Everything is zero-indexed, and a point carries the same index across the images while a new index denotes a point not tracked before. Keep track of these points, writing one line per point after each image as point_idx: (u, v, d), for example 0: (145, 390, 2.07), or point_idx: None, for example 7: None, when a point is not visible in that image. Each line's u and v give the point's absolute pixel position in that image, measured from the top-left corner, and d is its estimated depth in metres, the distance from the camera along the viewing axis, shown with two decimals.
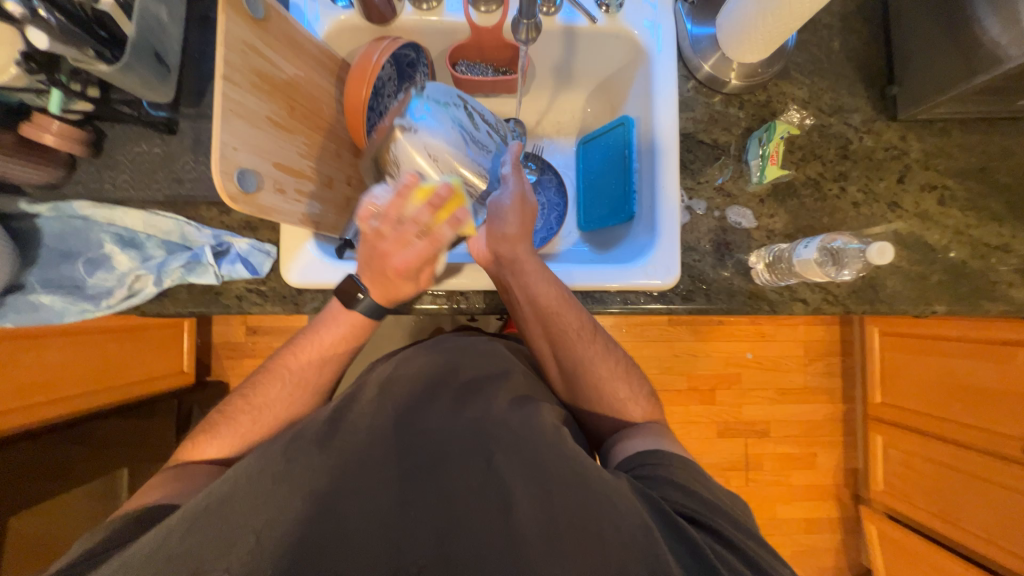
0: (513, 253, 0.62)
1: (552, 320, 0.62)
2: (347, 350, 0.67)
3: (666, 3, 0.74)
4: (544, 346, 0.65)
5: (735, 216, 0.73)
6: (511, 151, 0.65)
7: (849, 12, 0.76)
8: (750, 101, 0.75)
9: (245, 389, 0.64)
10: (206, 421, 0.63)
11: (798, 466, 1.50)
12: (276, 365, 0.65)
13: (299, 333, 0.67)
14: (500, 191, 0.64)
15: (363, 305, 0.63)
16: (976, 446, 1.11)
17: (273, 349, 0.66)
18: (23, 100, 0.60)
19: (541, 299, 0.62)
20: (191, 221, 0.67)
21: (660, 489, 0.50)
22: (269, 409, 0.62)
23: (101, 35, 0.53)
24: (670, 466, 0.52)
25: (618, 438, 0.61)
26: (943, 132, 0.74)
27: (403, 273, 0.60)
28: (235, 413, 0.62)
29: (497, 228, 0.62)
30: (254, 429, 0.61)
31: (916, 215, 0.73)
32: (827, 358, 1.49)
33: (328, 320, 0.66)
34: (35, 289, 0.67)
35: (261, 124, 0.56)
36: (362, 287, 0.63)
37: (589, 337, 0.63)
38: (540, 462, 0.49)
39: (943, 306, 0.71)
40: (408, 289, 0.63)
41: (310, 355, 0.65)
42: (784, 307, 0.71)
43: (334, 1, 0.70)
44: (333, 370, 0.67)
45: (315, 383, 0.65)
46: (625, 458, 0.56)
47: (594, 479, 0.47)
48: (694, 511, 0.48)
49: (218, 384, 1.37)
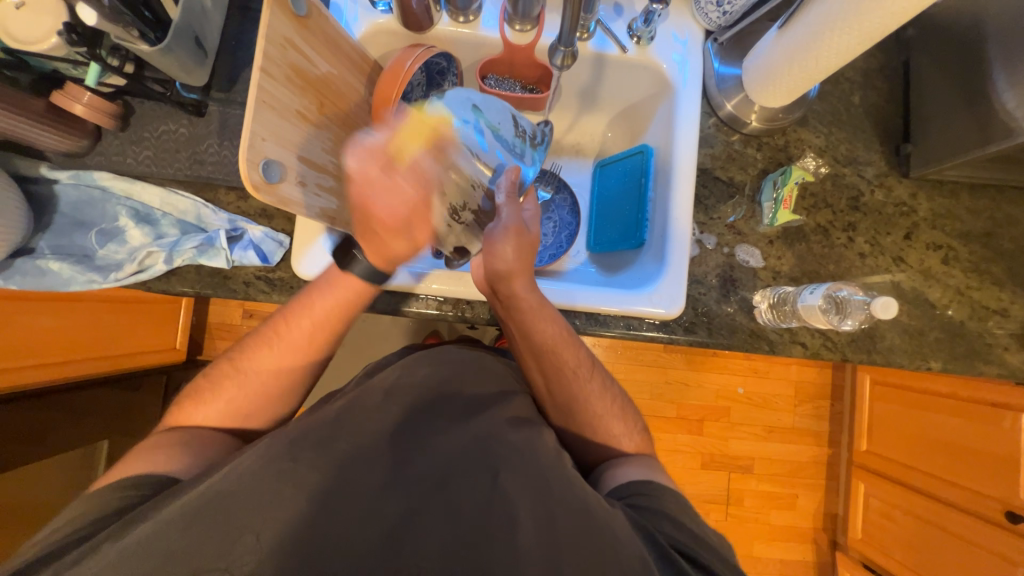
0: (511, 291, 0.62)
1: (547, 357, 0.63)
2: (336, 320, 0.65)
3: (695, 41, 0.76)
4: (536, 376, 0.66)
5: (743, 254, 0.74)
6: (508, 175, 0.62)
7: (871, 68, 0.78)
8: (768, 144, 0.77)
9: (235, 354, 0.64)
10: (193, 385, 0.64)
11: (779, 505, 1.50)
12: (266, 332, 0.64)
13: (291, 300, 0.65)
14: (494, 222, 0.62)
15: (358, 266, 0.62)
16: (959, 504, 1.11)
17: (266, 317, 0.65)
18: (58, 69, 0.61)
19: (536, 336, 0.63)
20: (208, 203, 0.68)
21: (653, 520, 0.51)
22: (257, 378, 0.63)
23: (146, 15, 0.54)
24: (661, 498, 0.53)
25: (610, 465, 0.62)
26: (952, 194, 0.76)
27: (391, 226, 0.60)
28: (224, 381, 0.62)
29: (491, 264, 0.61)
30: (241, 398, 0.62)
31: (919, 272, 0.74)
32: (817, 400, 1.50)
33: (319, 288, 0.64)
34: (45, 254, 0.66)
35: (291, 117, 0.57)
36: (358, 247, 0.62)
37: (584, 374, 0.65)
38: (542, 479, 0.50)
39: (938, 363, 0.73)
40: (399, 248, 0.62)
41: (303, 330, 0.64)
42: (783, 348, 0.72)
43: (374, 4, 0.71)
44: (322, 340, 0.65)
45: (304, 356, 0.65)
46: (616, 487, 0.57)
47: (594, 504, 0.48)
48: (687, 548, 0.48)
49: (208, 364, 1.36)
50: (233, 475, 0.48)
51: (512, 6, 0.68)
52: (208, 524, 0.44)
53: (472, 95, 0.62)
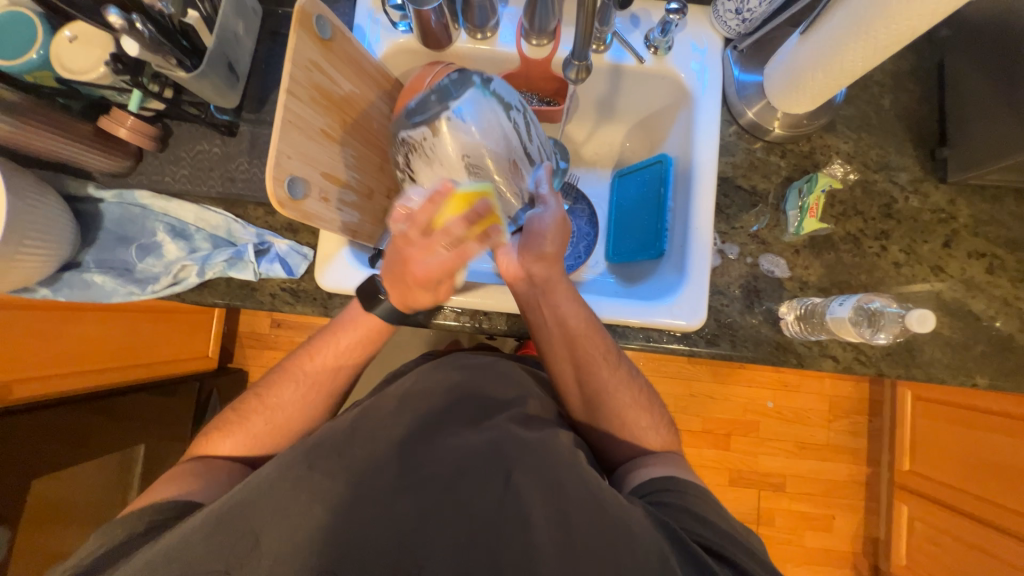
0: (549, 273, 0.63)
1: (579, 345, 0.64)
2: (361, 352, 0.67)
3: (714, 49, 0.75)
4: (567, 371, 0.65)
5: (768, 264, 0.71)
6: (546, 168, 0.64)
7: (902, 70, 0.75)
8: (793, 151, 0.74)
9: (261, 388, 0.66)
10: (221, 418, 0.65)
11: (814, 526, 1.42)
12: (293, 365, 0.67)
13: (316, 335, 0.68)
14: (539, 210, 0.63)
15: (381, 308, 0.63)
16: (1009, 529, 1.02)
17: (291, 351, 0.68)
18: (106, 96, 0.65)
19: (570, 321, 0.64)
20: (238, 219, 0.71)
21: (675, 516, 0.52)
22: (287, 410, 0.65)
23: (183, 45, 0.57)
24: (686, 493, 0.54)
25: (632, 465, 0.62)
26: (995, 200, 0.72)
27: (421, 283, 0.59)
28: (254, 416, 0.64)
29: (534, 246, 0.63)
30: (269, 428, 0.64)
31: (961, 281, 0.70)
32: (853, 416, 1.42)
33: (344, 324, 0.66)
34: (89, 268, 0.70)
35: (315, 135, 0.59)
36: (382, 290, 0.63)
37: (614, 362, 0.64)
38: (555, 481, 0.50)
39: (984, 379, 0.68)
40: (425, 300, 0.63)
41: (330, 362, 0.67)
42: (812, 361, 0.69)
43: (394, 24, 0.73)
44: (348, 371, 0.68)
45: (330, 387, 0.67)
46: (641, 485, 0.57)
47: (610, 504, 0.48)
48: (708, 540, 0.49)
49: (238, 371, 1.41)
50: (258, 478, 0.49)
51: (528, 21, 0.68)
52: (236, 526, 0.46)
53: (514, 94, 0.62)
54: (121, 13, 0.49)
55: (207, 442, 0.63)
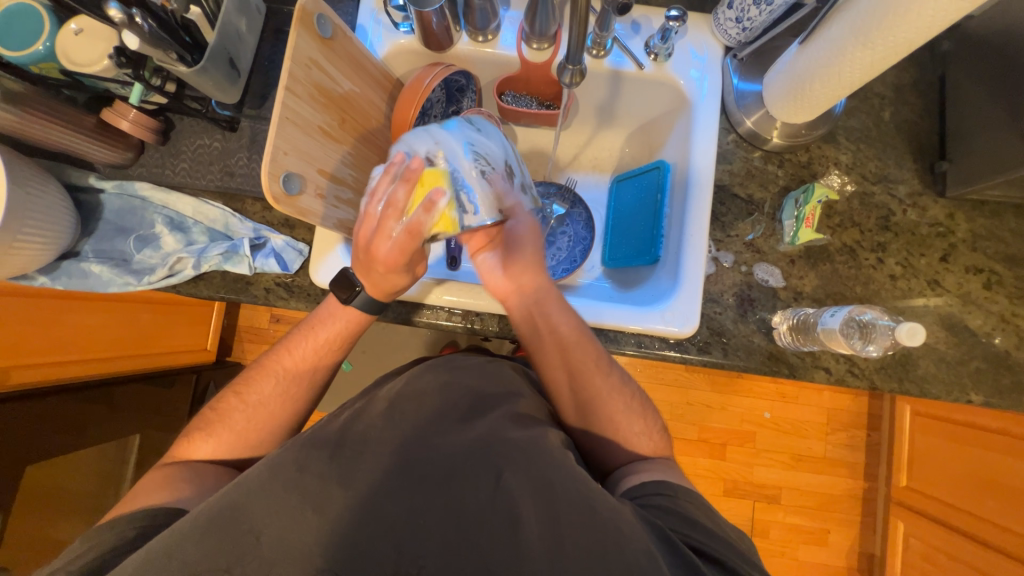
0: (536, 283, 0.65)
1: (570, 352, 0.63)
2: (339, 346, 0.67)
3: (714, 58, 0.75)
4: (558, 379, 0.65)
5: (762, 273, 0.71)
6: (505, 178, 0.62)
7: (903, 83, 0.75)
8: (791, 161, 0.74)
9: (239, 386, 0.66)
10: (202, 417, 0.65)
11: (809, 540, 1.41)
12: (270, 362, 0.66)
13: (292, 332, 0.68)
14: (512, 223, 0.63)
15: (358, 300, 0.63)
16: (1004, 548, 1.01)
17: (269, 348, 0.68)
18: (110, 88, 0.66)
19: (560, 327, 0.64)
20: (235, 213, 0.72)
21: (668, 520, 0.51)
22: (265, 406, 0.65)
23: (185, 40, 0.58)
24: (677, 498, 0.53)
25: (623, 472, 0.61)
26: (995, 215, 0.71)
27: (386, 264, 0.57)
28: (232, 410, 0.64)
29: (516, 257, 0.65)
30: (245, 425, 0.64)
31: (958, 296, 0.70)
32: (851, 430, 1.41)
33: (323, 318, 0.67)
34: (88, 258, 0.70)
35: (313, 133, 0.60)
36: (359, 282, 0.63)
37: (605, 368, 0.64)
38: (543, 486, 0.49)
39: (979, 396, 0.68)
40: (397, 280, 0.61)
41: (307, 357, 0.66)
42: (805, 372, 0.69)
43: (397, 25, 0.74)
44: (328, 365, 0.68)
45: (307, 381, 0.67)
46: (632, 487, 0.57)
47: (599, 505, 0.48)
48: (699, 542, 0.49)
49: (236, 365, 1.42)
50: (249, 475, 0.50)
51: (529, 26, 0.68)
52: (225, 516, 0.47)
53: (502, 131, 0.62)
54: (122, 7, 0.50)
55: (198, 438, 0.63)
